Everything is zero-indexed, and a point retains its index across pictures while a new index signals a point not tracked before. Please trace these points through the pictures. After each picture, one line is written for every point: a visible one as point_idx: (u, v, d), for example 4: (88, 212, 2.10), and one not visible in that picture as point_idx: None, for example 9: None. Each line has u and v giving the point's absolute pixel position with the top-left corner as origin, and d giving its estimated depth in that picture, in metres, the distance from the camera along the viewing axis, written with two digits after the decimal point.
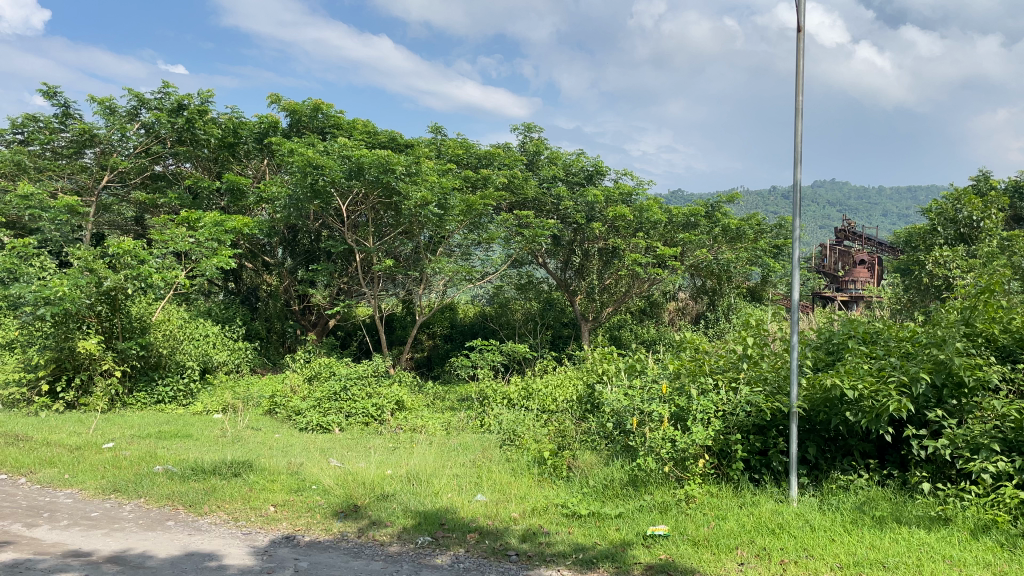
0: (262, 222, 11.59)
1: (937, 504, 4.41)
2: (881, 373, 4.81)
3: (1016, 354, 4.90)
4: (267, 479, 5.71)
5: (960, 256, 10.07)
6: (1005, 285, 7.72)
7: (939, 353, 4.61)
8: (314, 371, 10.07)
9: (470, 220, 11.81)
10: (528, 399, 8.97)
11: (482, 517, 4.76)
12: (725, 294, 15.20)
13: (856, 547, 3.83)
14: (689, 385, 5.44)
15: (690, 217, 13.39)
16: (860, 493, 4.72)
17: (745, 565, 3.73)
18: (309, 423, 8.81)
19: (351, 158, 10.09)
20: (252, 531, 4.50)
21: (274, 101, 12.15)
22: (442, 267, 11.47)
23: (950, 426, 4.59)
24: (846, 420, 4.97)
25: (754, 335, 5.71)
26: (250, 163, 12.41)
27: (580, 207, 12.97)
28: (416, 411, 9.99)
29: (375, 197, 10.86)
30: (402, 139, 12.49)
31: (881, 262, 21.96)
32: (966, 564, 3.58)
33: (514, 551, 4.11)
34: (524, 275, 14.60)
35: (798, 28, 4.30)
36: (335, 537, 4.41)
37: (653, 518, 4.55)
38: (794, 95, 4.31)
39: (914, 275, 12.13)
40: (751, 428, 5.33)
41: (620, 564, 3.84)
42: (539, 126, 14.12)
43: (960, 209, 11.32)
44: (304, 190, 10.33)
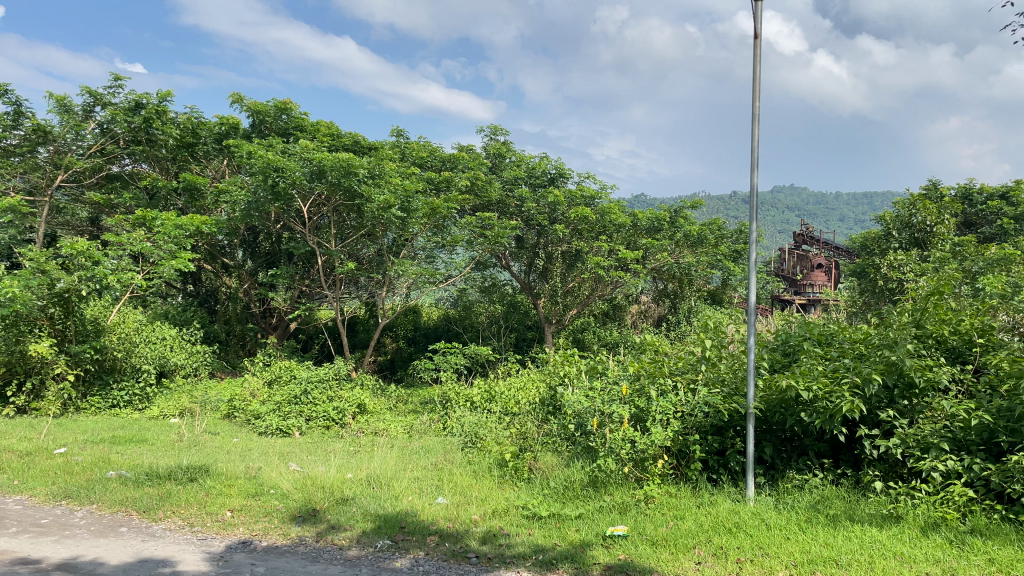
0: (221, 221, 11.37)
1: (889, 502, 4.50)
2: (835, 374, 4.91)
3: (964, 356, 5.05)
4: (224, 484, 5.63)
5: (913, 260, 10.30)
6: (954, 286, 7.95)
7: (891, 355, 4.72)
8: (274, 374, 10.00)
9: (434, 222, 11.74)
10: (490, 401, 8.97)
11: (442, 520, 4.75)
12: (687, 297, 15.37)
13: (811, 545, 3.89)
14: (648, 386, 5.49)
15: (653, 222, 13.64)
16: (815, 492, 4.81)
17: (702, 564, 3.77)
18: (269, 427, 8.71)
19: (312, 161, 9.98)
20: (208, 536, 4.44)
21: (235, 100, 12.01)
22: (406, 271, 11.38)
23: (901, 426, 4.70)
24: (801, 420, 5.07)
25: (712, 337, 5.79)
26: (210, 164, 12.30)
27: (543, 209, 12.96)
28: (378, 414, 9.93)
29: (337, 199, 10.74)
30: (365, 141, 12.46)
31: (838, 266, 22.48)
32: (916, 561, 3.65)
33: (474, 554, 4.11)
34: (488, 278, 14.56)
35: (755, 35, 4.39)
36: (292, 542, 4.36)
37: (612, 519, 4.59)
38: (751, 101, 4.42)
39: (870, 278, 12.37)
40: (709, 429, 5.45)
41: (580, 564, 3.86)
42: (504, 129, 14.18)
43: (914, 215, 11.58)
44: (266, 191, 10.22)
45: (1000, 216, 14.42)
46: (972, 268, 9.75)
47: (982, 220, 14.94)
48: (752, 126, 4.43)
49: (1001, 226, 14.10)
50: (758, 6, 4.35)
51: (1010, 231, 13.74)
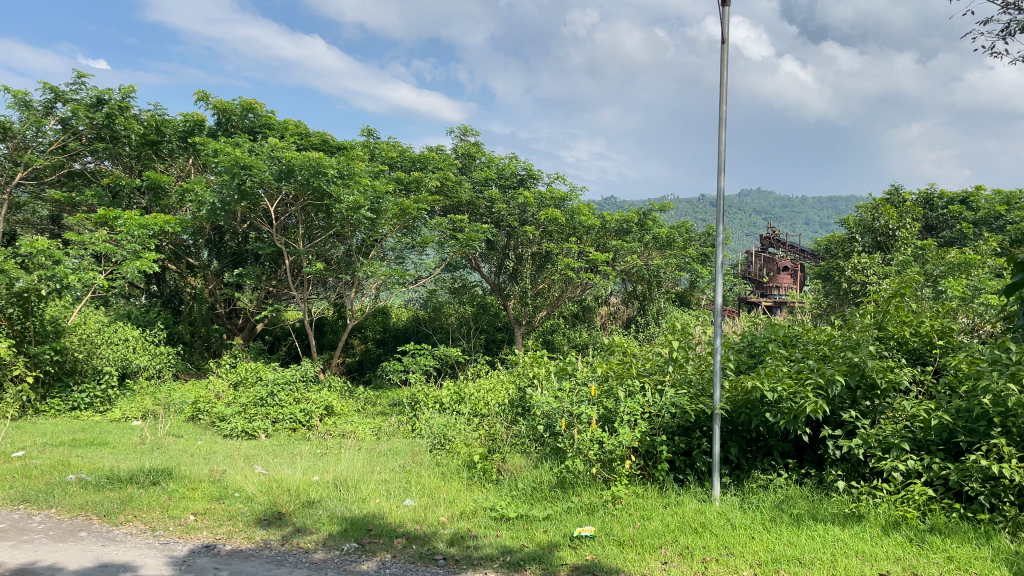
0: (186, 221, 11.18)
1: (851, 501, 4.55)
2: (799, 376, 4.98)
3: (924, 357, 5.15)
4: (188, 488, 5.55)
5: (876, 263, 10.48)
6: (915, 289, 8.11)
7: (853, 356, 4.80)
8: (240, 376, 9.87)
9: (404, 223, 11.68)
10: (459, 403, 8.94)
11: (409, 522, 4.72)
12: (655, 299, 15.48)
13: (774, 544, 3.94)
14: (616, 387, 5.52)
15: (623, 225, 13.78)
16: (779, 491, 4.87)
17: (668, 564, 3.79)
18: (234, 430, 8.59)
19: (280, 160, 9.89)
20: (170, 540, 4.37)
21: (201, 97, 11.84)
22: (375, 271, 11.31)
23: (863, 426, 4.77)
24: (765, 421, 5.13)
25: (679, 338, 5.85)
26: (175, 163, 12.18)
27: (513, 210, 12.97)
28: (346, 417, 9.85)
29: (305, 199, 10.64)
30: (334, 141, 12.36)
31: (804, 269, 22.80)
32: (877, 559, 3.70)
33: (442, 556, 4.09)
34: (458, 279, 14.49)
35: (723, 40, 4.44)
36: (257, 545, 4.31)
37: (580, 519, 4.61)
38: (718, 106, 4.47)
39: (834, 281, 12.57)
40: (676, 430, 5.50)
41: (547, 565, 3.87)
42: (474, 129, 14.15)
43: (876, 219, 11.78)
44: (232, 190, 10.07)
45: (960, 220, 14.74)
46: (933, 272, 9.96)
47: (942, 224, 15.25)
48: (718, 129, 4.47)
49: (960, 230, 14.41)
50: (725, 11, 4.39)
51: (969, 235, 14.06)
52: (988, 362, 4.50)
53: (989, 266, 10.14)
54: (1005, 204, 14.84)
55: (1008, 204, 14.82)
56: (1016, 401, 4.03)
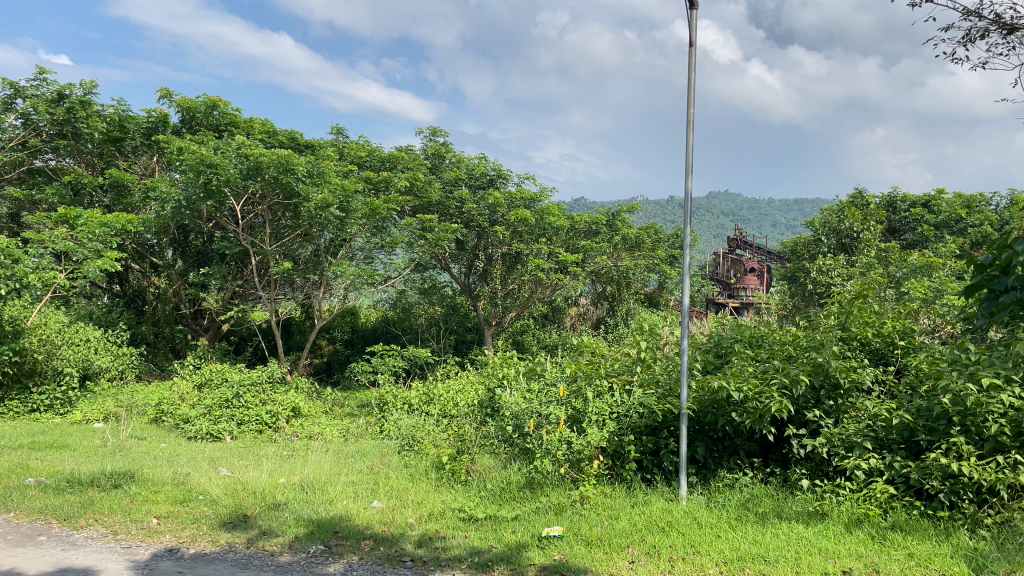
0: (149, 219, 10.98)
1: (815, 499, 4.61)
2: (765, 375, 5.04)
3: (886, 357, 5.23)
4: (150, 490, 5.45)
5: (840, 264, 10.64)
6: (878, 291, 8.24)
7: (818, 356, 4.88)
8: (205, 377, 9.73)
9: (374, 224, 11.60)
10: (429, 403, 8.91)
11: (377, 524, 4.69)
12: (624, 300, 15.52)
13: (740, 543, 3.98)
14: (585, 387, 5.54)
15: (591, 226, 13.92)
16: (744, 490, 4.92)
17: (636, 564, 3.81)
18: (199, 432, 8.47)
19: (248, 158, 9.77)
20: (132, 544, 4.29)
21: (163, 95, 11.66)
22: (343, 271, 11.22)
23: (827, 425, 4.84)
24: (731, 420, 5.18)
25: (647, 339, 5.90)
26: (139, 160, 12.01)
27: (483, 211, 12.96)
28: (313, 418, 9.75)
29: (273, 198, 10.53)
30: (302, 139, 12.24)
31: (770, 270, 23.08)
32: (839, 556, 3.75)
33: (410, 557, 4.06)
34: (428, 279, 14.37)
35: (691, 43, 4.47)
36: (222, 548, 4.25)
37: (548, 520, 4.61)
38: (686, 107, 4.50)
39: (800, 282, 12.74)
40: (644, 430, 5.53)
41: (515, 566, 3.87)
42: (444, 130, 14.12)
43: (842, 221, 11.97)
44: (197, 189, 9.91)
45: (921, 223, 15.01)
46: (896, 274, 10.13)
47: (905, 227, 15.51)
48: (686, 131, 4.51)
49: (922, 233, 14.67)
50: (694, 15, 4.43)
51: (931, 238, 14.33)
52: (948, 362, 4.61)
53: (950, 268, 10.35)
54: (965, 208, 15.16)
55: (968, 208, 15.15)
56: (975, 400, 4.12)
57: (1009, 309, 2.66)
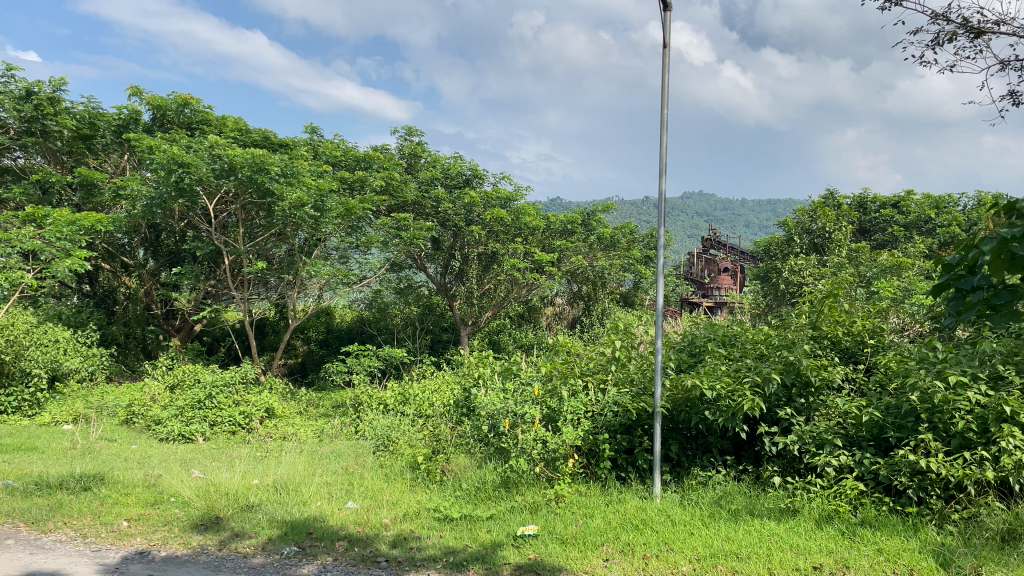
0: (120, 218, 10.83)
1: (787, 496, 4.66)
2: (737, 374, 5.09)
3: (856, 355, 5.32)
4: (121, 493, 5.39)
5: (812, 264, 10.76)
6: (849, 290, 8.36)
7: (789, 355, 4.94)
8: (177, 378, 9.63)
9: (348, 223, 11.54)
10: (404, 403, 8.89)
11: (351, 525, 4.68)
12: (600, 299, 15.57)
13: (713, 540, 4.02)
14: (560, 386, 5.56)
15: (567, 225, 13.99)
16: (717, 487, 4.97)
17: (610, 561, 3.84)
18: (171, 433, 8.38)
19: (221, 158, 9.69)
20: (103, 547, 4.24)
21: (134, 92, 11.51)
22: (318, 271, 11.15)
23: (798, 423, 4.91)
24: (705, 418, 5.24)
25: (622, 338, 5.94)
26: (110, 158, 11.87)
27: (459, 210, 12.95)
28: (288, 419, 9.69)
29: (246, 197, 10.45)
30: (276, 138, 12.14)
31: (744, 270, 23.30)
32: (810, 552, 3.80)
33: (384, 558, 4.05)
34: (404, 279, 14.35)
35: (664, 45, 4.51)
36: (194, 551, 4.21)
37: (523, 519, 4.63)
38: (660, 108, 4.55)
39: (772, 282, 12.88)
40: (618, 428, 5.57)
41: (490, 565, 3.87)
42: (419, 129, 14.09)
43: (814, 221, 12.10)
44: (169, 188, 9.79)
45: (892, 224, 15.22)
46: (866, 273, 10.28)
47: (876, 227, 15.70)
48: (660, 131, 4.54)
49: (893, 233, 14.87)
50: (667, 16, 4.47)
51: (901, 239, 14.53)
52: (916, 360, 4.69)
53: (920, 268, 10.51)
54: (934, 208, 15.41)
55: (937, 209, 15.39)
56: (942, 398, 4.20)
57: (976, 306, 2.70)
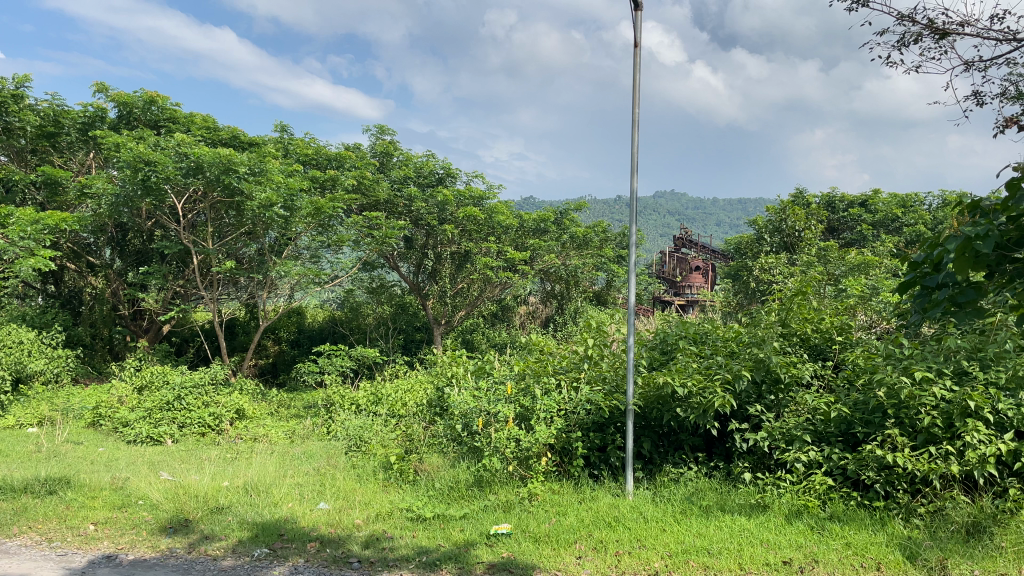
0: (85, 217, 10.63)
1: (757, 491, 4.70)
2: (708, 371, 5.13)
3: (824, 352, 5.39)
4: (87, 496, 5.29)
5: (781, 263, 10.87)
6: (817, 288, 8.47)
7: (759, 352, 4.99)
8: (145, 380, 9.48)
9: (319, 222, 11.45)
10: (376, 403, 8.84)
11: (323, 526, 4.64)
12: (573, 298, 15.62)
13: (685, 536, 4.05)
14: (533, 385, 5.56)
15: (540, 224, 14.07)
16: (689, 484, 4.99)
17: (583, 559, 3.84)
18: (138, 435, 8.24)
19: (188, 156, 9.57)
20: (68, 552, 4.16)
21: (100, 89, 11.31)
22: (289, 271, 11.05)
23: (768, 419, 4.96)
24: (676, 416, 5.27)
25: (595, 336, 5.96)
26: (75, 157, 11.70)
27: (432, 209, 12.91)
28: (258, 420, 9.59)
29: (215, 197, 10.32)
30: (245, 137, 12.01)
31: (714, 268, 23.49)
32: (780, 547, 3.83)
33: (356, 559, 4.02)
34: (376, 279, 14.27)
35: (635, 44, 4.53)
36: (162, 554, 4.15)
37: (496, 518, 4.62)
38: (631, 107, 4.56)
39: (743, 280, 13.00)
40: (591, 426, 5.59)
41: (462, 564, 3.86)
42: (391, 128, 14.02)
43: (784, 221, 12.23)
44: (135, 186, 9.63)
45: (860, 222, 15.45)
46: (834, 271, 10.42)
47: (844, 226, 15.92)
48: (632, 130, 4.56)
49: (860, 232, 15.09)
50: (638, 15, 4.49)
51: (868, 237, 14.75)
52: (883, 357, 4.77)
53: (886, 266, 10.67)
54: (900, 207, 15.66)
55: (903, 208, 15.65)
56: (908, 393, 4.27)
57: (942, 303, 2.70)
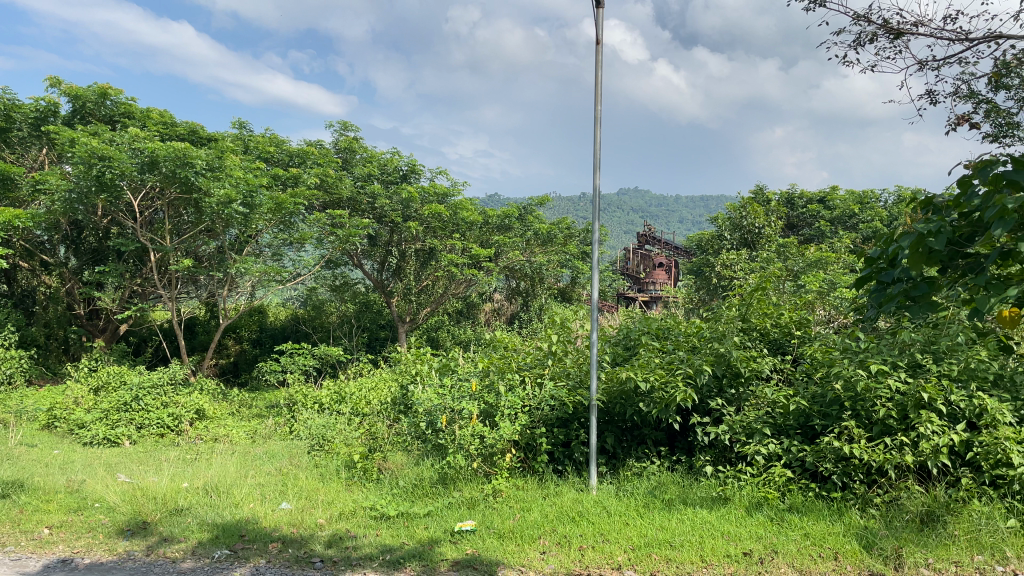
0: (38, 214, 10.37)
1: (718, 484, 4.75)
2: (670, 366, 5.17)
3: (783, 346, 5.47)
4: (41, 499, 5.18)
5: (742, 259, 11.03)
6: (777, 284, 8.62)
7: (719, 347, 5.05)
8: (101, 380, 9.29)
9: (280, 219, 11.29)
10: (340, 402, 8.78)
11: (285, 526, 4.59)
12: (538, 295, 15.68)
13: (648, 530, 4.09)
14: (498, 382, 5.56)
15: (505, 220, 14.12)
16: (653, 478, 5.04)
17: (547, 554, 3.86)
18: (95, 437, 8.07)
19: (143, 151, 9.39)
20: (21, 556, 4.07)
21: (53, 83, 11.05)
22: (250, 269, 10.90)
23: (729, 413, 5.02)
24: (639, 410, 5.31)
25: (559, 332, 6.00)
26: (28, 153, 11.30)
27: (396, 206, 12.85)
28: (219, 420, 9.45)
29: (173, 192, 10.15)
30: (204, 132, 11.82)
31: (678, 265, 23.77)
32: (740, 538, 3.89)
33: (319, 558, 3.99)
34: (339, 276, 14.16)
35: (597, 42, 4.56)
36: (119, 557, 4.08)
37: (460, 515, 4.62)
38: (594, 104, 4.59)
39: (704, 276, 13.15)
40: (555, 422, 5.62)
41: (427, 562, 3.84)
42: (355, 124, 13.91)
43: (744, 217, 12.40)
44: (89, 182, 9.43)
45: (818, 219, 15.75)
46: (793, 267, 10.61)
47: (803, 222, 16.21)
48: (594, 127, 4.58)
49: (819, 228, 15.39)
50: (600, 13, 4.51)
51: (827, 233, 15.03)
52: (840, 350, 4.87)
53: (843, 262, 10.88)
54: (858, 204, 15.99)
55: (860, 204, 15.97)
56: (864, 385, 4.36)
57: (897, 298, 2.71)
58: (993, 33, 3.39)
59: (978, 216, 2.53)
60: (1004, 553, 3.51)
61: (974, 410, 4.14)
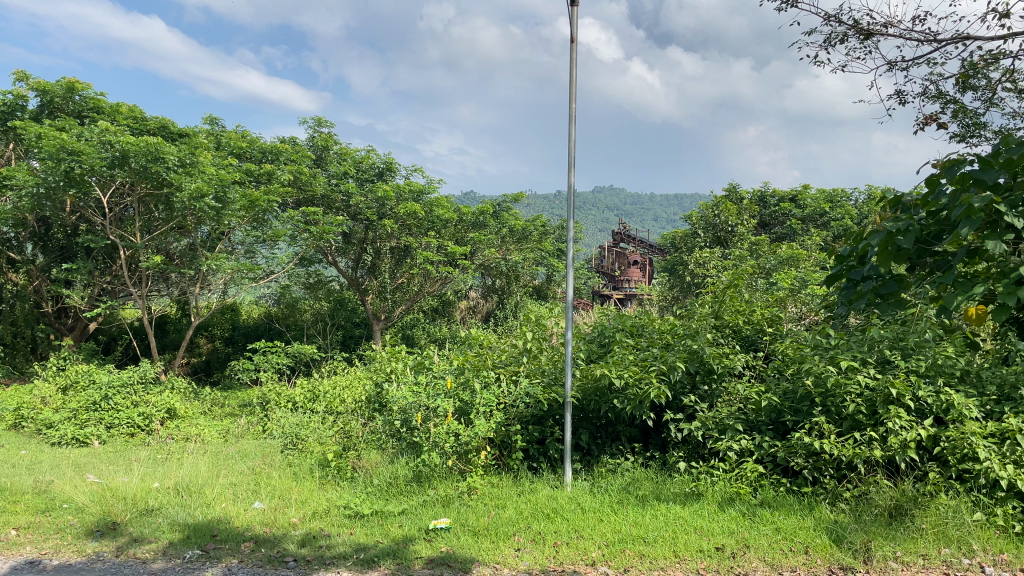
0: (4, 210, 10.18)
1: (692, 480, 4.79)
2: (644, 363, 5.20)
3: (756, 343, 5.52)
4: (7, 501, 5.09)
5: (715, 257, 11.13)
6: (749, 281, 8.71)
7: (693, 344, 5.10)
8: (69, 380, 9.13)
9: (253, 216, 11.11)
10: (314, 400, 8.72)
11: (258, 526, 4.55)
12: (513, 292, 15.82)
13: (622, 525, 4.12)
14: (472, 379, 5.55)
15: (480, 217, 14.11)
16: (626, 474, 5.07)
17: (521, 551, 3.87)
18: (63, 437, 7.92)
19: (113, 146, 9.26)
20: None
21: (20, 77, 10.85)
22: (222, 266, 10.78)
23: (701, 409, 5.06)
24: (613, 407, 5.34)
25: (533, 329, 6.02)
26: None
27: (371, 203, 12.78)
28: (190, 419, 9.34)
29: (143, 188, 10.01)
30: (175, 128, 11.67)
31: (653, 262, 23.94)
32: (713, 533, 3.93)
33: (292, 557, 3.97)
34: (313, 274, 14.07)
35: (572, 40, 4.57)
36: (88, 558, 4.02)
37: (435, 513, 4.61)
38: (568, 102, 4.60)
39: (678, 274, 13.24)
40: (529, 419, 5.63)
41: (401, 560, 3.83)
42: (329, 120, 13.80)
43: (717, 215, 12.51)
44: (57, 177, 9.28)
45: (790, 217, 15.93)
46: (765, 264, 10.73)
47: (775, 220, 16.38)
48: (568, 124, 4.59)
49: (790, 227, 15.57)
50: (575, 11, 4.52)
51: (798, 231, 15.20)
52: (811, 347, 4.93)
53: (815, 259, 11.01)
54: (828, 202, 16.19)
55: (831, 203, 16.15)
56: (834, 381, 4.43)
57: (866, 296, 2.73)
58: (961, 35, 3.44)
59: (944, 215, 2.58)
60: (970, 545, 3.60)
61: (941, 405, 4.22)
